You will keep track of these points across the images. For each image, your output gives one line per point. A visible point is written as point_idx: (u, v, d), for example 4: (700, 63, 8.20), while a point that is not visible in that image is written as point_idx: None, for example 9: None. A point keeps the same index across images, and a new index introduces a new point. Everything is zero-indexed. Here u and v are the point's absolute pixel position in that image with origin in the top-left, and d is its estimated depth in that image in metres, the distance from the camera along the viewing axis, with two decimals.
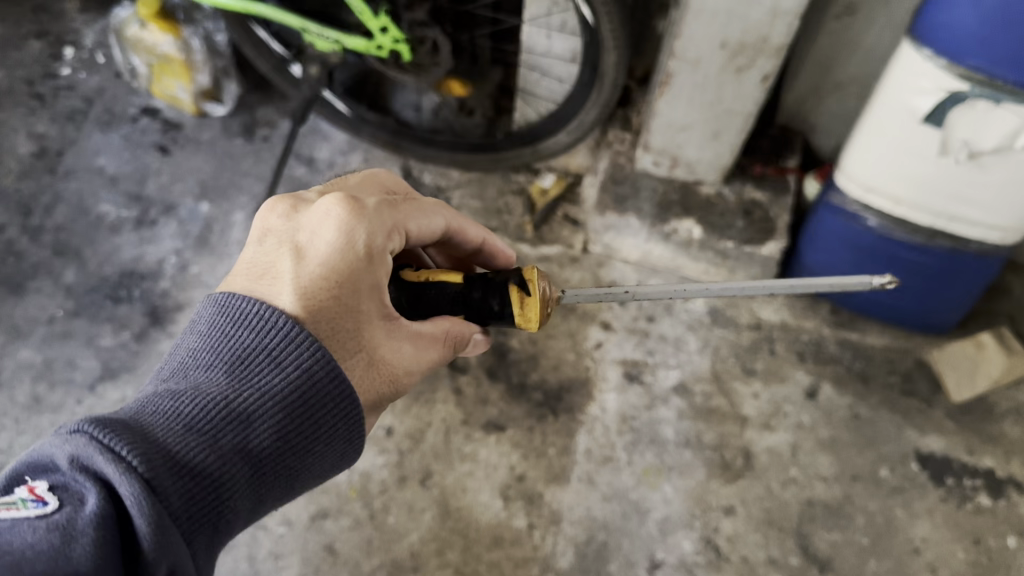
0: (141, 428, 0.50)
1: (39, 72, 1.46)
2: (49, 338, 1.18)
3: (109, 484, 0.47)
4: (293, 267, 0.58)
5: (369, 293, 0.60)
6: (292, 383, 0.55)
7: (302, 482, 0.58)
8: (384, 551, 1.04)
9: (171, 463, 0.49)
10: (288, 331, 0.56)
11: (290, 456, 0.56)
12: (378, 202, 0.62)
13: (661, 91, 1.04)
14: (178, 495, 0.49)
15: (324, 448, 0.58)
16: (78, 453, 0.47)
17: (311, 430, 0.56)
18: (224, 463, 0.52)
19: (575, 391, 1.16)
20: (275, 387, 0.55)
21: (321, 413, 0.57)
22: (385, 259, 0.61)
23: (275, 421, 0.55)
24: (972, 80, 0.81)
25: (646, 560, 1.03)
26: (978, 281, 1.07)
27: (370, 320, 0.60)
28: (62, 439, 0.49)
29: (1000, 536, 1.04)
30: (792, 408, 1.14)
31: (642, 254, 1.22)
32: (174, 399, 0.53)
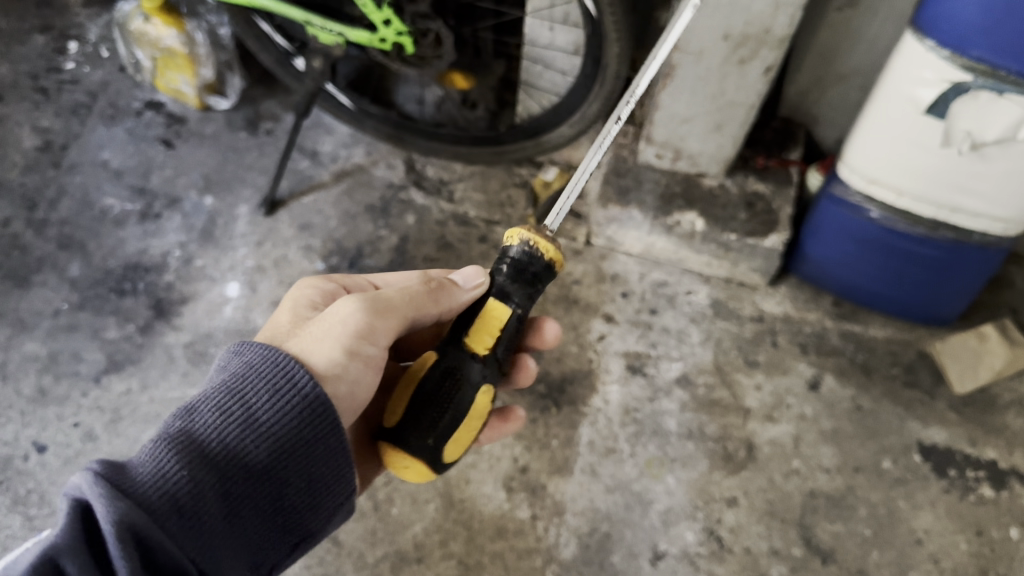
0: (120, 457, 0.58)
1: (43, 66, 1.46)
2: (54, 331, 1.19)
3: (75, 496, 0.53)
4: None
5: (297, 303, 0.76)
6: (230, 378, 0.62)
7: (290, 470, 0.62)
8: (388, 542, 1.04)
9: (133, 465, 0.56)
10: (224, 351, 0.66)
11: (252, 437, 0.60)
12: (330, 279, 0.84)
13: (664, 83, 1.04)
14: (136, 484, 0.55)
15: (289, 424, 0.62)
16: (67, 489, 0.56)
17: (264, 408, 0.61)
18: (182, 451, 0.57)
19: (578, 383, 1.16)
20: (216, 386, 0.62)
21: (267, 392, 0.62)
22: (323, 286, 0.79)
23: (223, 408, 0.60)
24: (976, 71, 0.81)
25: (649, 551, 1.04)
26: (980, 273, 1.07)
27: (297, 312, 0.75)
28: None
29: (1002, 527, 1.04)
30: (794, 400, 1.14)
31: (645, 246, 1.25)
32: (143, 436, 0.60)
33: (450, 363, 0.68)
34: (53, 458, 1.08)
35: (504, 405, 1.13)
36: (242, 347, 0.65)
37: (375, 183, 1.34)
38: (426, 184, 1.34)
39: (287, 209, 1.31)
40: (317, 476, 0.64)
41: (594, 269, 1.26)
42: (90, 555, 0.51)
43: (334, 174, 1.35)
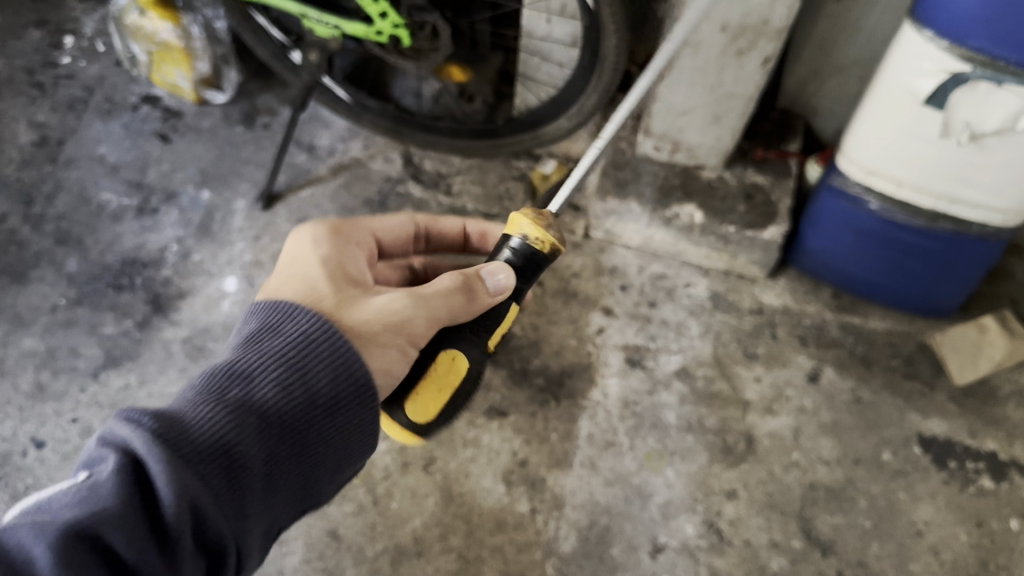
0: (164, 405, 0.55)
1: (39, 61, 1.46)
2: (51, 327, 1.18)
3: (131, 448, 0.51)
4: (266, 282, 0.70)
5: (319, 267, 0.68)
6: (284, 348, 0.60)
7: (326, 451, 0.61)
8: (388, 536, 1.04)
9: (186, 424, 0.53)
10: (266, 315, 0.63)
11: (300, 415, 0.59)
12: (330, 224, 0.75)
13: (661, 75, 1.03)
14: (192, 447, 0.52)
15: (336, 403, 0.60)
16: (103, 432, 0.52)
17: (318, 383, 0.60)
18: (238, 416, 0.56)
19: (577, 376, 1.16)
20: (271, 355, 0.60)
21: (321, 368, 0.60)
22: (343, 247, 0.72)
23: (279, 380, 0.59)
24: (975, 61, 0.81)
25: (649, 543, 1.03)
26: (978, 264, 1.07)
27: (323, 278, 0.67)
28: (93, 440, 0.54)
29: (1002, 518, 1.04)
30: (794, 392, 1.14)
31: (644, 239, 1.24)
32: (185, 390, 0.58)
33: (478, 367, 0.70)
34: (51, 454, 1.08)
35: (505, 399, 1.13)
36: (290, 319, 0.62)
37: (373, 177, 1.33)
38: (424, 177, 1.34)
39: (285, 203, 1.31)
40: (345, 458, 0.63)
41: (593, 261, 1.26)
42: (139, 522, 0.48)
43: (332, 167, 1.34)
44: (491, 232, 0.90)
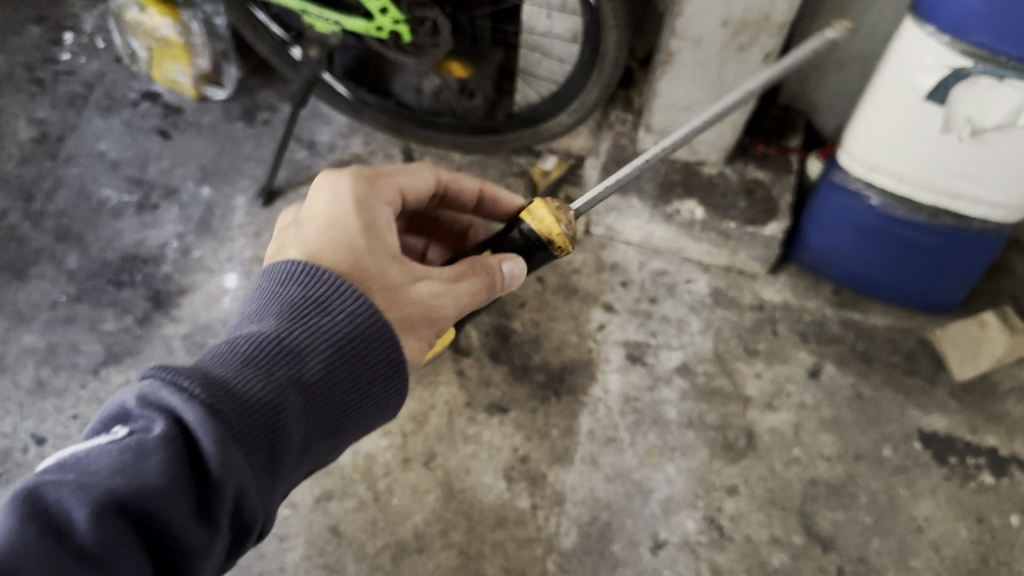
0: (206, 368, 0.54)
1: (39, 57, 1.45)
2: (51, 323, 1.18)
3: (177, 414, 0.50)
4: (295, 231, 0.65)
5: (361, 231, 0.64)
6: (323, 319, 0.59)
7: (348, 424, 0.61)
8: (389, 532, 1.04)
9: (234, 396, 0.52)
10: (302, 274, 0.61)
11: (333, 393, 0.59)
12: (357, 168, 0.69)
13: (662, 71, 1.03)
14: (240, 424, 0.52)
15: (365, 377, 0.60)
16: (146, 392, 0.51)
17: (352, 357, 0.59)
18: (279, 388, 0.55)
19: (578, 372, 1.16)
20: (314, 330, 0.58)
21: (358, 343, 0.59)
22: (378, 206, 0.67)
23: (319, 358, 0.58)
24: (976, 57, 0.81)
25: (649, 539, 1.03)
26: (981, 260, 1.07)
27: (367, 247, 0.63)
28: (128, 389, 0.52)
29: (1002, 514, 1.04)
30: (794, 388, 1.14)
31: (644, 235, 1.24)
32: (223, 348, 0.56)
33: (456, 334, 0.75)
34: (51, 450, 1.08)
35: (505, 395, 1.13)
36: (327, 284, 0.60)
37: None
38: None
39: (285, 199, 1.30)
40: (359, 429, 0.64)
41: (594, 257, 1.26)
42: (183, 499, 0.48)
43: (332, 164, 1.34)
44: (505, 196, 0.83)
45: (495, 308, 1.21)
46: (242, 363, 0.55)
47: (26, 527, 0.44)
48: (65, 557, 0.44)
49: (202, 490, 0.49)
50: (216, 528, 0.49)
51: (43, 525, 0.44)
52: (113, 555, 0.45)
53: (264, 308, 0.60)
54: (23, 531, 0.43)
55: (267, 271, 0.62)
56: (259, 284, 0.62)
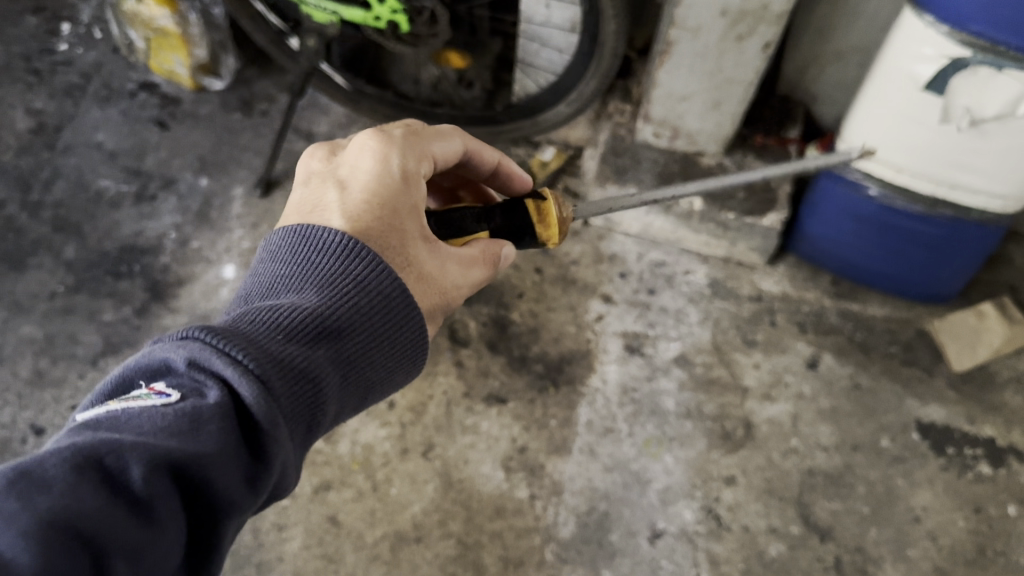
0: (254, 335, 0.50)
1: (36, 48, 1.45)
2: (50, 314, 1.18)
3: (229, 383, 0.47)
4: (338, 197, 0.60)
5: (408, 213, 0.61)
6: (367, 288, 0.56)
7: (369, 397, 0.59)
8: (387, 522, 1.04)
9: (285, 369, 0.50)
10: (342, 244, 0.57)
11: (365, 369, 0.57)
12: (405, 134, 0.64)
13: (661, 60, 1.03)
14: (290, 399, 0.49)
15: (394, 353, 0.58)
16: (195, 357, 0.47)
17: (389, 333, 0.57)
18: (323, 362, 0.53)
19: (576, 363, 1.16)
20: (357, 306, 0.55)
21: (394, 321, 0.57)
22: (419, 184, 0.63)
23: (359, 335, 0.55)
24: (975, 46, 0.81)
25: (647, 529, 1.04)
26: (981, 249, 1.06)
27: (409, 232, 0.61)
28: (172, 345, 0.49)
29: (1000, 504, 1.05)
30: (792, 378, 1.14)
31: (643, 226, 1.24)
32: (265, 310, 0.53)
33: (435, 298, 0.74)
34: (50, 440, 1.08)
35: (503, 385, 1.14)
36: (371, 253, 0.57)
37: None
38: None
39: (283, 189, 1.30)
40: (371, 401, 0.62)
41: (592, 248, 1.26)
42: (235, 471, 0.46)
43: None
44: (519, 174, 0.79)
45: (494, 299, 1.21)
46: (288, 330, 0.52)
47: (85, 478, 0.41)
48: (123, 510, 0.41)
49: (249, 461, 0.47)
50: (257, 497, 0.48)
51: (99, 478, 0.41)
52: (167, 515, 0.43)
53: (303, 269, 0.57)
54: (83, 483, 0.40)
55: (303, 227, 0.58)
56: (292, 239, 0.58)
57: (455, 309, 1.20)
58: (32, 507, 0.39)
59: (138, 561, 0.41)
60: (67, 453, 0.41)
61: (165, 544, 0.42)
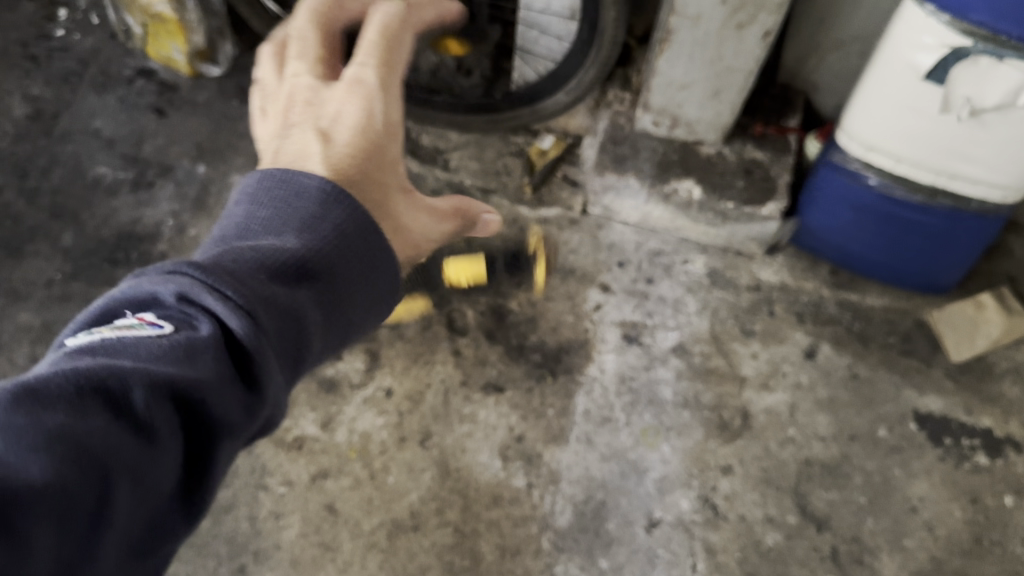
0: (241, 270, 0.48)
1: (33, 34, 1.44)
2: (47, 301, 1.18)
3: (220, 318, 0.45)
4: (323, 149, 0.61)
5: (388, 167, 0.64)
6: (346, 229, 0.55)
7: (351, 337, 0.58)
8: (384, 510, 1.04)
9: (274, 305, 0.48)
10: (326, 190, 0.55)
11: (347, 309, 0.55)
12: (379, 75, 0.66)
13: (660, 49, 1.03)
14: (279, 331, 0.48)
15: (373, 294, 0.57)
16: (185, 291, 0.45)
17: (369, 274, 0.56)
18: (308, 302, 0.52)
19: (574, 352, 1.16)
20: (342, 247, 0.54)
21: (374, 262, 0.56)
22: (394, 138, 0.65)
23: (342, 274, 0.54)
24: (976, 36, 0.80)
25: (644, 518, 1.04)
26: (980, 239, 1.06)
27: (390, 186, 0.64)
28: (159, 277, 0.47)
29: (996, 494, 1.05)
30: (790, 368, 1.14)
31: (642, 215, 1.23)
32: (249, 247, 0.51)
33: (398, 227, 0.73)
34: None
35: (501, 374, 1.13)
36: (349, 196, 0.56)
37: None
38: (422, 152, 1.34)
39: None
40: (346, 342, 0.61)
41: (591, 238, 1.25)
42: (231, 401, 0.45)
43: None
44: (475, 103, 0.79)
45: (492, 288, 1.21)
46: (273, 269, 0.50)
47: (85, 402, 0.39)
48: (122, 435, 0.40)
49: (247, 391, 0.46)
50: (251, 429, 0.47)
51: (99, 402, 0.39)
52: (167, 441, 0.41)
53: (284, 206, 0.55)
54: (84, 407, 0.38)
55: (281, 171, 0.56)
56: (273, 182, 0.56)
57: (453, 298, 1.20)
58: (32, 424, 0.36)
59: (138, 484, 0.40)
60: (69, 373, 0.39)
61: (163, 469, 0.41)
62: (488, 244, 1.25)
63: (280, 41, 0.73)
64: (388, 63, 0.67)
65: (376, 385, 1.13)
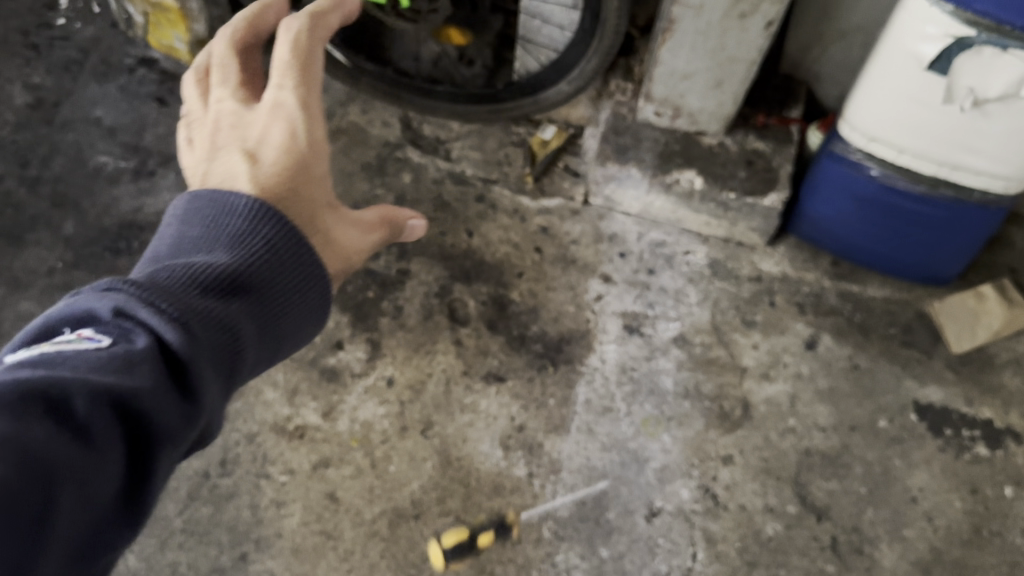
0: (172, 287, 0.52)
1: (34, 22, 1.44)
2: (49, 290, 1.18)
3: (155, 330, 0.49)
4: (250, 169, 0.64)
5: (317, 184, 0.66)
6: (275, 245, 0.59)
7: (284, 348, 0.61)
8: (386, 499, 1.04)
9: (206, 317, 0.52)
10: (251, 209, 0.59)
11: (278, 320, 0.59)
12: (298, 95, 0.69)
13: (663, 38, 1.02)
14: (211, 341, 0.51)
15: (303, 306, 0.61)
16: (120, 306, 0.49)
17: (297, 286, 0.60)
18: (240, 315, 0.55)
19: (575, 343, 1.16)
20: (271, 261, 0.58)
21: (302, 276, 0.60)
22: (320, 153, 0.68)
23: (272, 286, 0.58)
24: (980, 26, 0.80)
25: (644, 507, 1.04)
26: (981, 231, 1.06)
27: (319, 203, 0.67)
28: (95, 295, 0.50)
29: (996, 485, 1.05)
30: (791, 358, 1.14)
31: (643, 206, 1.23)
32: (182, 264, 0.55)
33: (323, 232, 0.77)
34: None
35: (502, 364, 1.14)
36: (276, 214, 0.60)
37: (372, 141, 1.33)
38: (424, 142, 1.34)
39: None
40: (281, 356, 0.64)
41: (592, 228, 1.25)
42: (169, 407, 0.48)
43: (330, 132, 1.34)
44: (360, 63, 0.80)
45: (494, 278, 1.21)
46: (203, 284, 0.54)
47: (27, 409, 0.42)
48: (66, 438, 0.43)
49: (183, 398, 0.49)
50: (190, 434, 0.50)
51: (41, 409, 0.43)
52: (107, 446, 0.45)
53: (213, 227, 0.58)
54: (27, 412, 0.42)
55: (211, 192, 0.60)
56: (202, 205, 0.59)
57: (454, 288, 1.20)
58: None
59: (84, 484, 0.44)
60: (13, 385, 0.43)
61: (106, 470, 0.45)
62: (489, 234, 1.25)
63: (202, 70, 0.75)
64: (304, 81, 0.70)
65: (377, 374, 1.13)
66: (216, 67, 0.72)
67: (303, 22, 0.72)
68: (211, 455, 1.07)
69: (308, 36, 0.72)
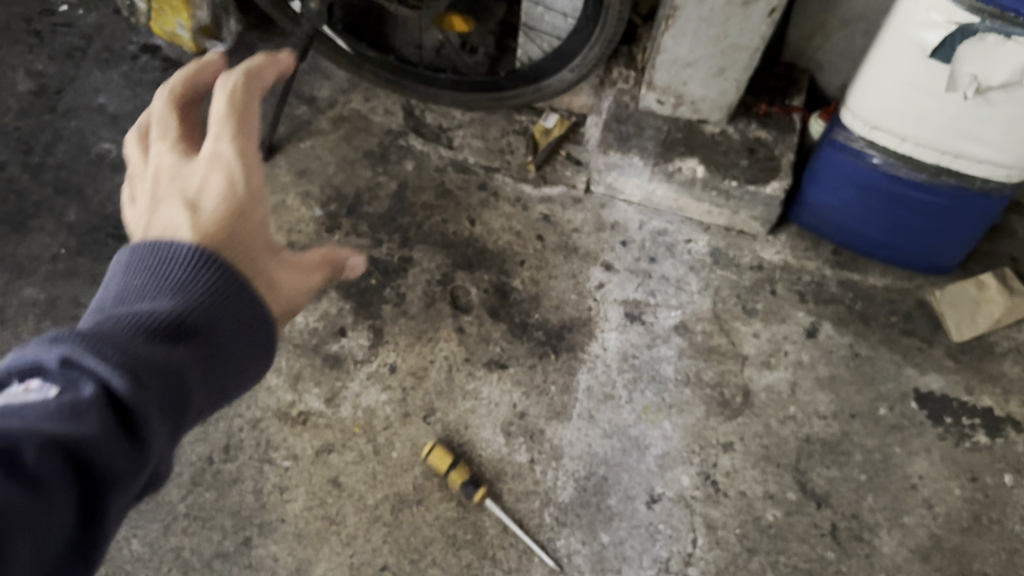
0: (120, 333, 0.45)
1: (36, 9, 1.44)
2: (52, 276, 1.19)
3: (102, 380, 0.42)
4: (185, 222, 0.52)
5: (255, 231, 0.55)
6: (223, 289, 0.50)
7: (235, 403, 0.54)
8: (389, 484, 1.05)
9: (158, 369, 0.45)
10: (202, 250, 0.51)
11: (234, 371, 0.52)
12: (236, 145, 0.57)
13: (666, 25, 1.03)
14: (161, 395, 0.44)
15: (261, 355, 0.54)
16: (63, 356, 0.42)
17: (255, 333, 0.52)
18: (190, 362, 0.48)
19: (577, 330, 1.16)
20: (231, 302, 0.51)
21: (259, 323, 0.53)
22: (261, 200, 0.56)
23: (231, 333, 0.51)
24: (984, 13, 0.81)
25: (645, 493, 1.05)
26: (983, 219, 1.06)
27: (258, 253, 0.55)
28: (35, 344, 0.43)
29: (996, 473, 1.05)
30: (792, 347, 1.14)
31: (645, 194, 1.24)
32: (124, 311, 0.47)
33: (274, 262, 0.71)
34: None
35: (504, 351, 1.14)
36: (225, 258, 0.52)
37: (374, 129, 1.33)
38: (426, 130, 1.34)
39: (285, 153, 1.30)
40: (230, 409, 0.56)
41: (594, 216, 1.25)
42: (115, 464, 0.41)
43: (332, 120, 1.34)
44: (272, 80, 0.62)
45: (496, 266, 1.21)
46: (155, 329, 0.47)
47: None
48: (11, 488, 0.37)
49: (134, 448, 0.43)
50: (138, 488, 0.43)
51: None
52: (55, 497, 0.39)
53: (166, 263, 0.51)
54: None
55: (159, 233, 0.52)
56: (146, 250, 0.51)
57: (457, 275, 1.21)
58: None
59: (31, 538, 0.37)
60: None
61: (53, 525, 0.38)
62: (491, 222, 1.25)
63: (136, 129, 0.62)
64: (244, 127, 0.58)
65: (380, 361, 1.14)
66: (152, 122, 0.60)
67: (241, 71, 0.60)
68: (214, 441, 1.07)
69: (248, 84, 0.60)
